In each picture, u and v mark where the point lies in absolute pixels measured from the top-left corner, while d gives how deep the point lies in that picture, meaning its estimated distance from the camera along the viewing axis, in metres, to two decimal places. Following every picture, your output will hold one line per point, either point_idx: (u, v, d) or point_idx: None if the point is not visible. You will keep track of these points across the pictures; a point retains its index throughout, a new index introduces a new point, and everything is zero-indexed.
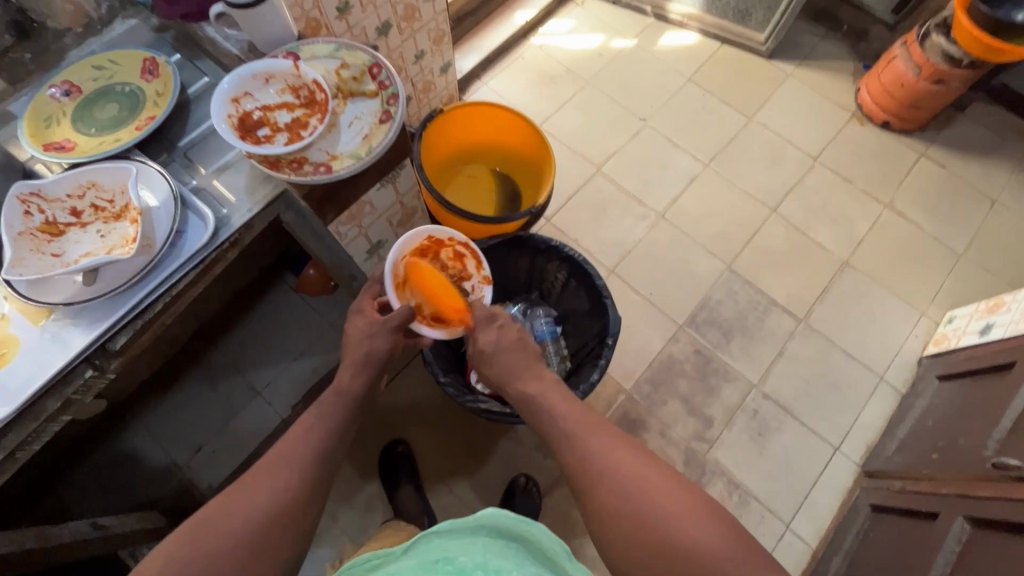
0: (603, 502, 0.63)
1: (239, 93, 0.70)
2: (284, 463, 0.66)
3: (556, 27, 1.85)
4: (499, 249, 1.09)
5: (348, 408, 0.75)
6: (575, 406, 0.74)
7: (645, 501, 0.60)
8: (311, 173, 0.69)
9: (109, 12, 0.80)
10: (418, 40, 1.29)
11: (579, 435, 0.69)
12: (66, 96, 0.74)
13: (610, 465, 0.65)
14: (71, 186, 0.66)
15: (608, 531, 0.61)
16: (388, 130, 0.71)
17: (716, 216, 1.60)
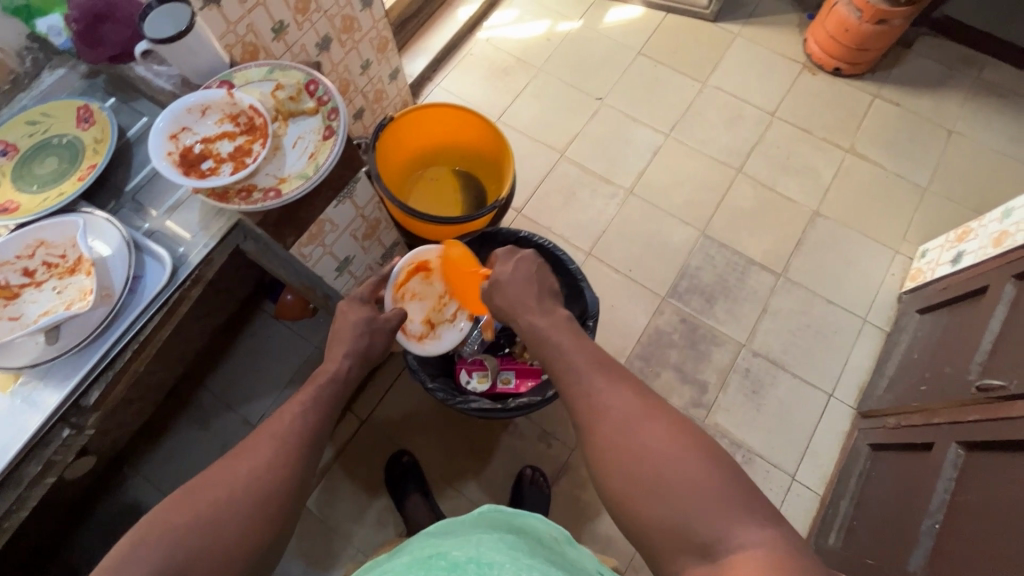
0: (604, 440, 0.63)
1: (177, 129, 0.68)
2: (278, 439, 0.66)
3: (501, 18, 1.84)
4: (470, 247, 1.09)
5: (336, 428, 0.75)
6: (581, 351, 0.73)
7: (642, 441, 0.60)
8: (262, 200, 0.68)
9: (34, 63, 0.78)
10: (362, 50, 1.29)
11: (584, 382, 0.69)
12: (3, 155, 0.73)
13: (613, 407, 0.65)
14: (19, 247, 0.65)
15: (605, 467, 0.62)
16: (333, 145, 0.70)
17: (683, 184, 1.61)
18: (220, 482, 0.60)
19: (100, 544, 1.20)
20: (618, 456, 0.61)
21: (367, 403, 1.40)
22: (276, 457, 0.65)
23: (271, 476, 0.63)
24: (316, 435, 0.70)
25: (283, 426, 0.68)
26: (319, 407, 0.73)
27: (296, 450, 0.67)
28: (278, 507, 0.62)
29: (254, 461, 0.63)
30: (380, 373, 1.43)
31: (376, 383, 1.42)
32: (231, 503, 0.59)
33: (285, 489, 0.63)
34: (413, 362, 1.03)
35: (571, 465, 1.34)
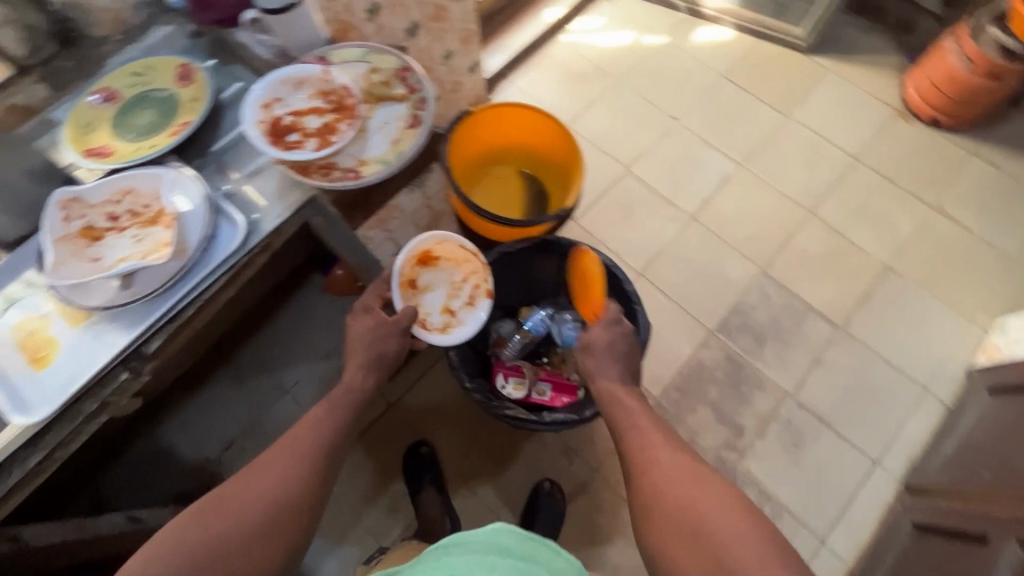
0: (663, 500, 0.71)
1: (270, 99, 0.68)
2: (298, 446, 0.79)
3: (586, 24, 1.82)
4: (527, 252, 1.07)
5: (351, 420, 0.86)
6: (644, 414, 0.83)
7: (692, 497, 0.70)
8: (341, 179, 0.69)
9: (147, 18, 0.81)
10: (447, 41, 1.34)
11: (646, 440, 0.79)
12: (105, 101, 0.76)
13: (675, 470, 0.74)
14: (110, 192, 0.67)
15: (660, 526, 0.70)
16: (416, 136, 0.70)
17: (750, 217, 1.55)
18: (246, 486, 0.73)
19: (131, 479, 1.25)
20: (675, 514, 0.69)
21: (397, 387, 1.41)
22: (298, 464, 0.77)
23: (290, 482, 0.75)
24: (337, 444, 0.82)
25: (302, 437, 0.80)
26: (334, 417, 0.84)
27: (315, 459, 0.78)
28: (293, 513, 0.73)
29: (277, 465, 0.76)
30: (414, 360, 1.43)
31: (409, 369, 1.42)
32: (255, 503, 0.71)
33: (304, 495, 0.75)
34: (454, 358, 1.02)
35: (591, 486, 1.32)
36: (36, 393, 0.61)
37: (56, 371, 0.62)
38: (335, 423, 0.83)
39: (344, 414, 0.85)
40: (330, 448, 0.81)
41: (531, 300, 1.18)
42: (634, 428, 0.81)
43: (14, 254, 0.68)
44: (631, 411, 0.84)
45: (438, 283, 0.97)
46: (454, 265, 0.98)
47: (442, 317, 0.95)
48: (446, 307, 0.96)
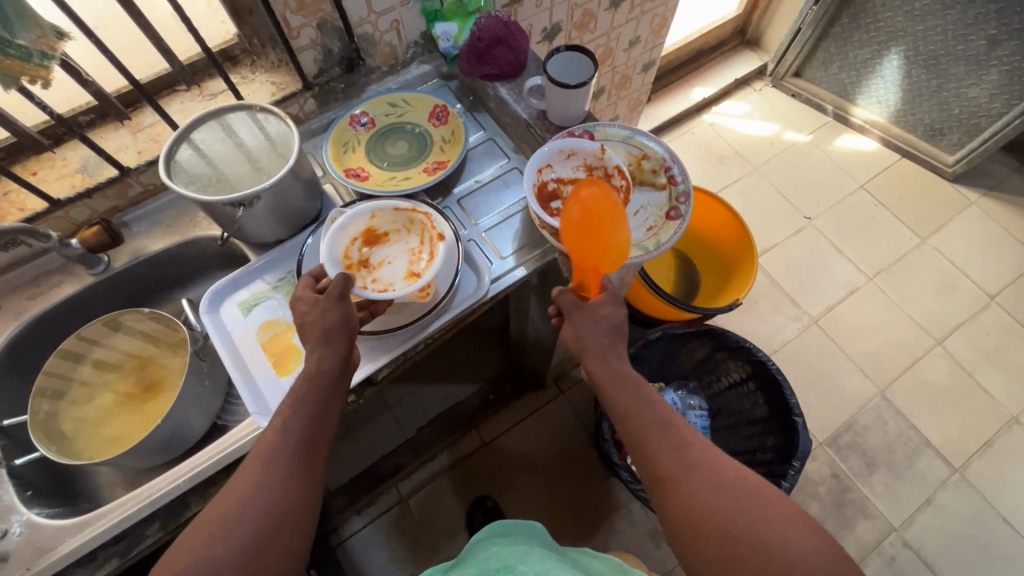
0: (680, 503, 0.55)
1: (542, 164, 0.71)
2: (261, 465, 0.54)
3: (730, 108, 1.87)
4: (683, 337, 1.05)
5: (329, 396, 0.59)
6: (652, 403, 0.62)
7: (738, 503, 0.53)
8: None
9: (412, 55, 0.84)
10: (618, 107, 1.39)
11: (674, 435, 0.59)
12: (363, 126, 0.80)
13: (690, 469, 0.56)
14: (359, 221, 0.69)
15: (682, 534, 0.54)
16: (677, 228, 0.68)
17: (873, 334, 1.52)
18: (209, 521, 0.51)
19: None
20: (695, 518, 0.53)
21: (494, 428, 1.41)
22: (268, 489, 0.53)
23: (266, 497, 0.53)
24: (316, 442, 0.58)
25: (262, 446, 0.55)
26: (300, 415, 0.57)
27: (289, 469, 0.55)
28: (285, 531, 0.53)
29: (233, 500, 0.52)
30: (515, 403, 1.43)
31: (508, 411, 1.42)
32: (228, 536, 0.50)
33: (287, 528, 0.53)
34: (604, 431, 1.03)
35: None
36: (277, 399, 0.63)
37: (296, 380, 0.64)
38: (302, 420, 0.57)
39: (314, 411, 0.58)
40: (305, 451, 0.57)
41: (660, 378, 1.14)
42: (657, 416, 0.61)
43: (268, 255, 0.72)
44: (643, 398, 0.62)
45: (396, 254, 0.70)
46: (406, 232, 0.71)
47: (409, 284, 0.67)
48: (412, 272, 0.68)
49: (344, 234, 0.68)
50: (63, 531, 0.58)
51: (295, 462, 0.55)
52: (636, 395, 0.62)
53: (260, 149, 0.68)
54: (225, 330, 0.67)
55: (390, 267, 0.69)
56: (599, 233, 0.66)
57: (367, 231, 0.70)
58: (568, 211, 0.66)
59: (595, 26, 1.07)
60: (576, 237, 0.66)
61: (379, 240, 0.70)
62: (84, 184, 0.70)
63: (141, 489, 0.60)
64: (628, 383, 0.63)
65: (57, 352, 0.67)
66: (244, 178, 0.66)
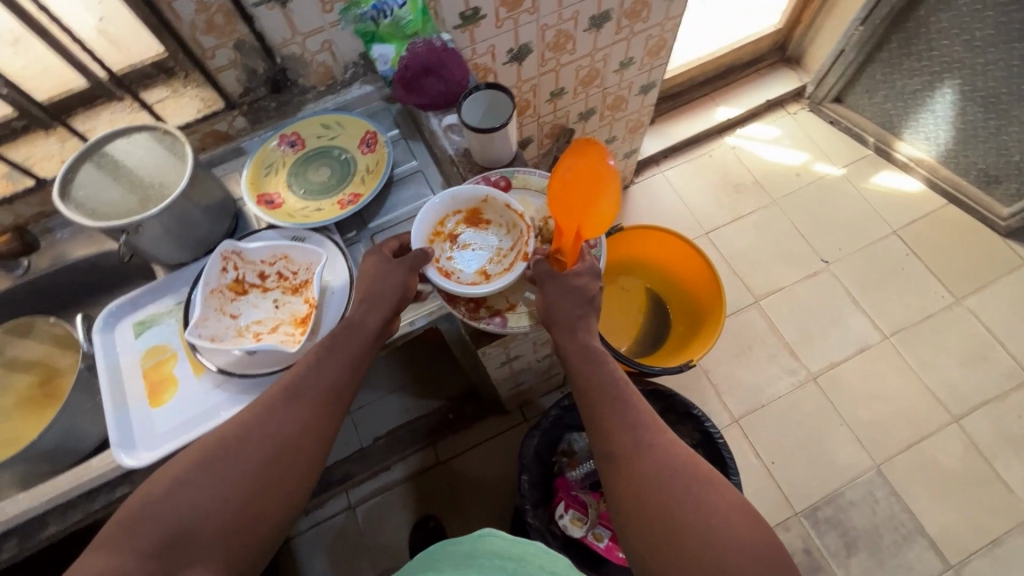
0: (632, 487, 0.53)
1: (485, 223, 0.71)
2: (284, 399, 0.57)
3: (758, 132, 1.72)
4: None
5: (363, 345, 0.61)
6: (616, 387, 0.61)
7: (683, 479, 0.52)
8: (486, 321, 0.67)
9: (351, 76, 0.80)
10: (615, 127, 1.31)
11: (633, 416, 0.59)
12: (291, 147, 0.78)
13: (650, 451, 0.55)
14: (268, 254, 0.68)
15: (636, 520, 0.52)
16: None
17: (879, 400, 1.37)
18: (235, 438, 0.54)
19: None
20: (643, 497, 0.52)
21: (451, 447, 1.38)
22: (291, 422, 0.56)
23: (289, 429, 0.56)
24: (343, 389, 0.60)
25: (295, 379, 0.58)
26: (332, 363, 0.59)
27: (316, 407, 0.57)
28: (301, 460, 0.55)
29: (261, 422, 0.55)
30: (475, 425, 1.40)
31: (467, 433, 1.39)
32: (248, 453, 0.53)
33: (291, 462, 0.55)
34: (525, 484, 0.97)
35: None
36: (142, 433, 0.62)
37: (165, 415, 0.63)
38: (337, 369, 0.59)
39: (344, 363, 0.60)
40: (331, 399, 0.59)
41: None
42: (621, 393, 0.61)
43: (171, 276, 0.71)
44: (616, 381, 0.62)
45: (482, 245, 0.70)
46: (504, 230, 0.70)
47: (473, 281, 0.68)
48: (483, 271, 0.69)
49: (446, 207, 0.69)
50: None
51: (318, 408, 0.57)
52: (612, 375, 0.62)
53: (174, 155, 0.66)
54: (113, 352, 0.67)
55: (468, 253, 0.70)
56: (585, 196, 0.65)
57: (473, 210, 0.70)
58: (560, 169, 0.66)
59: (574, 48, 0.99)
60: (565, 197, 0.66)
61: (480, 225, 0.71)
62: (5, 190, 0.71)
63: (6, 504, 0.61)
64: (603, 360, 0.63)
65: None
66: (169, 186, 0.64)
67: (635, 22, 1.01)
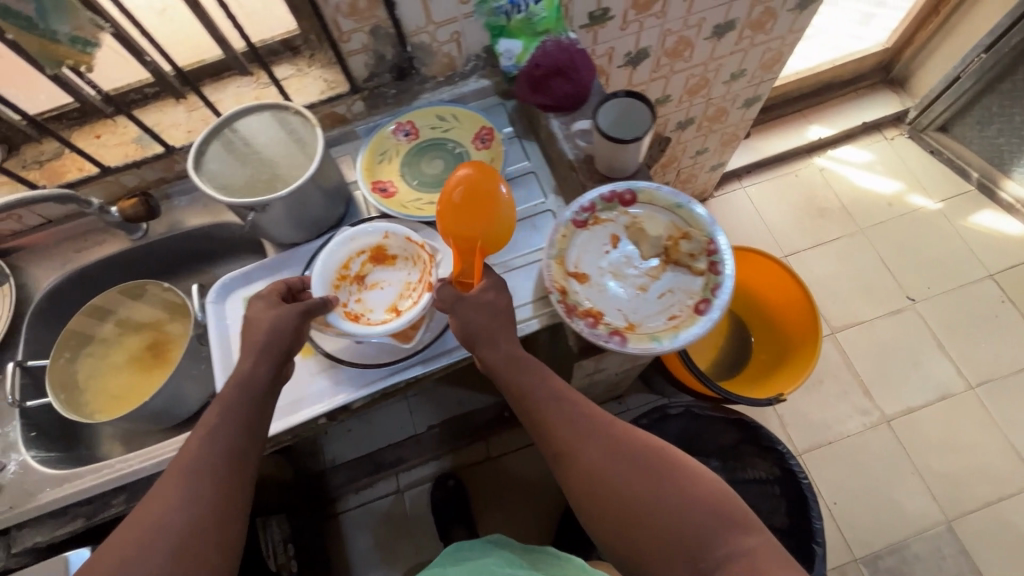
0: (583, 483, 0.53)
1: (389, 259, 0.68)
2: (184, 478, 0.50)
3: (850, 155, 1.64)
4: (707, 419, 0.95)
5: (251, 408, 0.55)
6: (546, 389, 0.59)
7: (627, 460, 0.52)
8: (602, 337, 0.58)
9: (472, 68, 0.79)
10: (709, 139, 1.26)
11: (567, 411, 0.57)
12: (405, 136, 0.77)
13: (590, 443, 0.54)
14: (374, 237, 0.67)
15: (593, 512, 0.52)
16: (704, 325, 0.58)
17: (957, 453, 1.29)
18: (126, 541, 0.46)
19: None
20: (601, 492, 0.52)
21: (503, 444, 1.38)
22: (189, 498, 0.49)
23: (187, 507, 0.48)
24: (243, 450, 0.53)
25: (184, 457, 0.51)
26: (225, 422, 0.53)
27: (214, 477, 0.50)
28: (213, 533, 0.48)
29: (154, 514, 0.47)
30: (529, 425, 1.39)
31: (520, 432, 1.39)
32: (146, 549, 0.45)
33: (203, 536, 0.47)
34: None
35: None
36: None
37: None
38: (229, 430, 0.53)
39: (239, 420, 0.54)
40: (233, 462, 0.52)
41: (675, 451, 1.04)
42: (542, 393, 0.59)
43: (282, 256, 0.72)
44: (549, 388, 0.59)
45: (392, 282, 0.67)
46: (411, 263, 0.67)
47: (386, 318, 0.64)
48: (394, 307, 0.65)
49: (349, 248, 0.67)
50: (49, 481, 0.63)
51: (217, 473, 0.50)
52: (538, 382, 0.59)
53: (294, 122, 0.67)
54: (224, 324, 0.68)
55: (378, 292, 0.66)
56: (482, 207, 0.62)
57: (377, 247, 0.68)
58: (450, 191, 0.61)
59: (691, 55, 0.95)
60: (460, 217, 0.61)
61: (386, 263, 0.68)
62: (135, 154, 0.73)
63: (115, 461, 0.63)
64: (522, 360, 0.60)
65: (84, 310, 0.72)
66: (310, 149, 0.66)
67: (758, 33, 0.96)
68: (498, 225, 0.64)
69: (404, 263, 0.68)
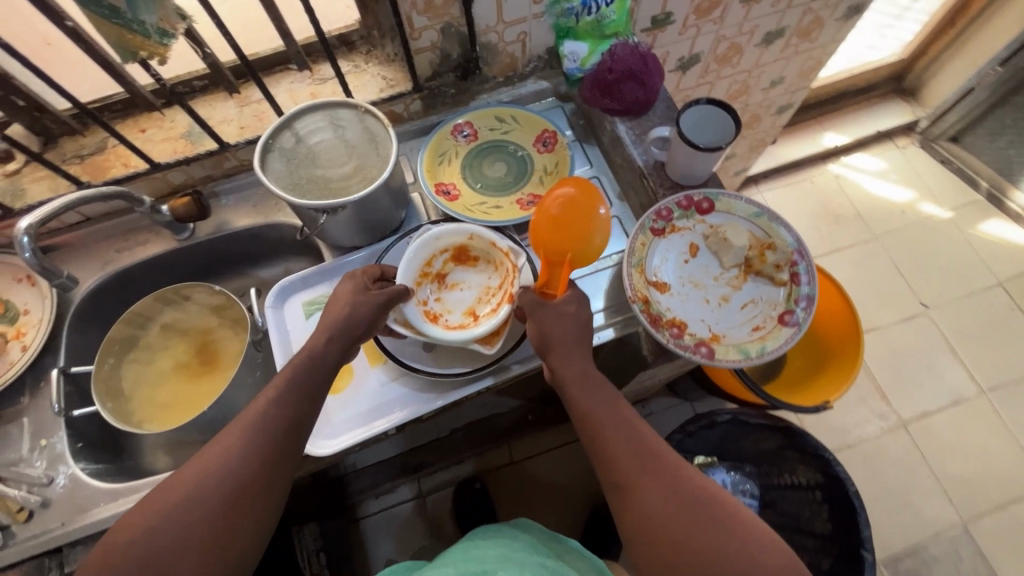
0: (640, 522, 0.48)
1: (470, 260, 0.66)
2: (240, 438, 0.49)
3: (863, 163, 1.66)
4: (749, 425, 0.95)
5: (316, 381, 0.54)
6: (615, 415, 0.54)
7: (694, 511, 0.47)
8: (689, 349, 0.58)
9: (532, 69, 0.77)
10: (739, 145, 1.27)
11: (636, 442, 0.52)
12: (464, 137, 0.75)
13: (657, 481, 0.50)
14: (459, 236, 0.64)
15: (646, 555, 0.48)
16: (791, 337, 0.58)
17: (970, 456, 1.33)
18: (178, 483, 0.47)
19: None
20: (659, 538, 0.47)
21: (526, 448, 1.37)
22: (241, 457, 0.48)
23: (235, 467, 0.48)
24: (300, 426, 0.52)
25: (250, 414, 0.50)
26: (288, 398, 0.52)
27: (267, 446, 0.49)
28: (247, 506, 0.47)
29: (210, 460, 0.48)
30: (552, 429, 1.38)
31: (543, 436, 1.38)
32: (191, 497, 0.46)
33: (242, 505, 0.47)
34: None
35: None
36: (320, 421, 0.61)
37: (341, 404, 0.62)
38: (287, 404, 0.51)
39: (303, 396, 0.53)
40: (288, 435, 0.51)
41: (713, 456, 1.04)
42: (609, 418, 0.54)
43: (342, 261, 0.69)
44: (617, 415, 0.54)
45: (471, 284, 0.65)
46: (493, 267, 0.65)
47: (464, 323, 0.63)
48: (471, 311, 0.63)
49: (433, 245, 0.64)
50: (102, 496, 0.59)
51: (268, 446, 0.49)
52: (605, 407, 0.55)
53: (347, 117, 0.65)
54: (284, 330, 0.66)
55: (456, 293, 0.64)
56: (578, 224, 0.59)
57: (460, 247, 0.65)
58: (546, 205, 0.60)
59: (738, 61, 0.95)
60: (552, 230, 0.59)
61: (467, 264, 0.66)
62: (184, 150, 0.69)
63: None
64: (589, 376, 0.56)
65: (121, 319, 0.68)
66: (381, 151, 0.64)
67: (803, 42, 0.97)
68: (595, 245, 0.60)
69: (484, 266, 0.65)
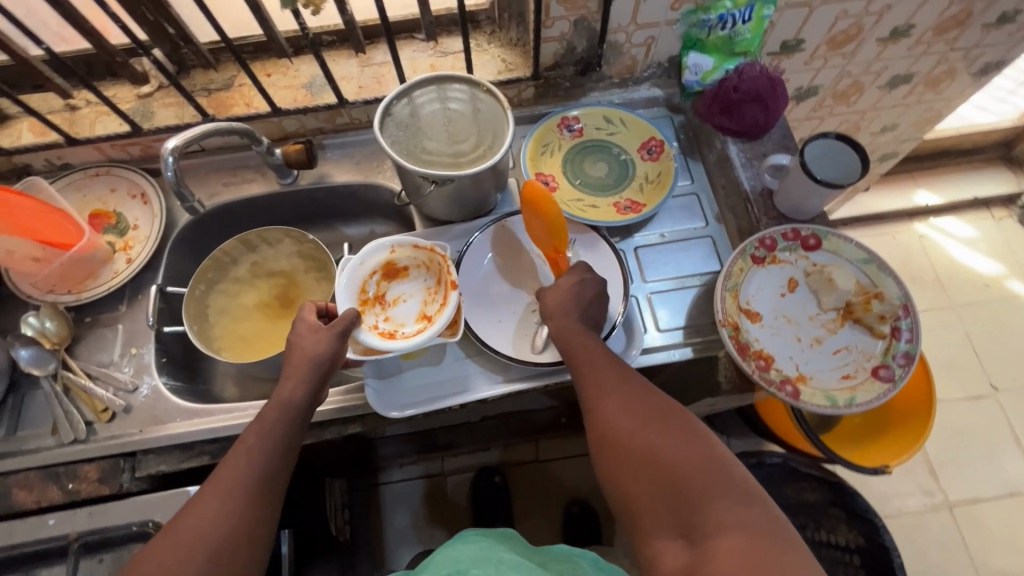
0: (601, 432, 0.50)
1: (403, 271, 0.64)
2: (219, 497, 0.47)
3: (953, 227, 1.57)
4: (794, 472, 0.92)
5: (291, 430, 0.53)
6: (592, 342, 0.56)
7: (646, 421, 0.48)
8: (774, 384, 0.57)
9: (649, 75, 0.76)
10: None
11: (603, 363, 0.54)
12: (569, 132, 0.75)
13: (619, 397, 0.51)
14: (381, 252, 0.63)
15: (605, 461, 0.49)
16: (883, 393, 0.56)
17: (1016, 552, 1.25)
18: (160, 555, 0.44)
19: None
20: (614, 444, 0.49)
21: (552, 450, 1.36)
22: (226, 517, 0.46)
23: (226, 529, 0.46)
24: (279, 475, 0.51)
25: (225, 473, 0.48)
26: (265, 449, 0.50)
27: (248, 500, 0.48)
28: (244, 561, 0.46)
29: (194, 529, 0.45)
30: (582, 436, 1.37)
31: (571, 441, 1.37)
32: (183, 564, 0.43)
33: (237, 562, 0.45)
34: None
35: None
36: (390, 383, 0.63)
37: (413, 371, 0.63)
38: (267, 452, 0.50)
39: (286, 445, 0.52)
40: (269, 484, 0.49)
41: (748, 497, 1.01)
42: (583, 344, 0.55)
43: (433, 233, 0.70)
44: (590, 343, 0.55)
45: (413, 293, 0.64)
46: (425, 269, 0.64)
47: (420, 327, 0.61)
48: (423, 315, 0.62)
49: (361, 270, 0.62)
50: (176, 412, 0.63)
51: (252, 500, 0.48)
52: (581, 332, 0.56)
53: (459, 92, 0.65)
54: None
55: (403, 307, 0.63)
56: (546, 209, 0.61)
57: (386, 263, 0.64)
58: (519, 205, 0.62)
59: (856, 100, 0.91)
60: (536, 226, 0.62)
61: (400, 277, 0.64)
62: (304, 100, 0.72)
63: (248, 405, 0.62)
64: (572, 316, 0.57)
65: (211, 258, 0.71)
66: (496, 127, 0.64)
67: (929, 91, 0.92)
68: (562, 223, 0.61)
69: (418, 273, 0.64)
